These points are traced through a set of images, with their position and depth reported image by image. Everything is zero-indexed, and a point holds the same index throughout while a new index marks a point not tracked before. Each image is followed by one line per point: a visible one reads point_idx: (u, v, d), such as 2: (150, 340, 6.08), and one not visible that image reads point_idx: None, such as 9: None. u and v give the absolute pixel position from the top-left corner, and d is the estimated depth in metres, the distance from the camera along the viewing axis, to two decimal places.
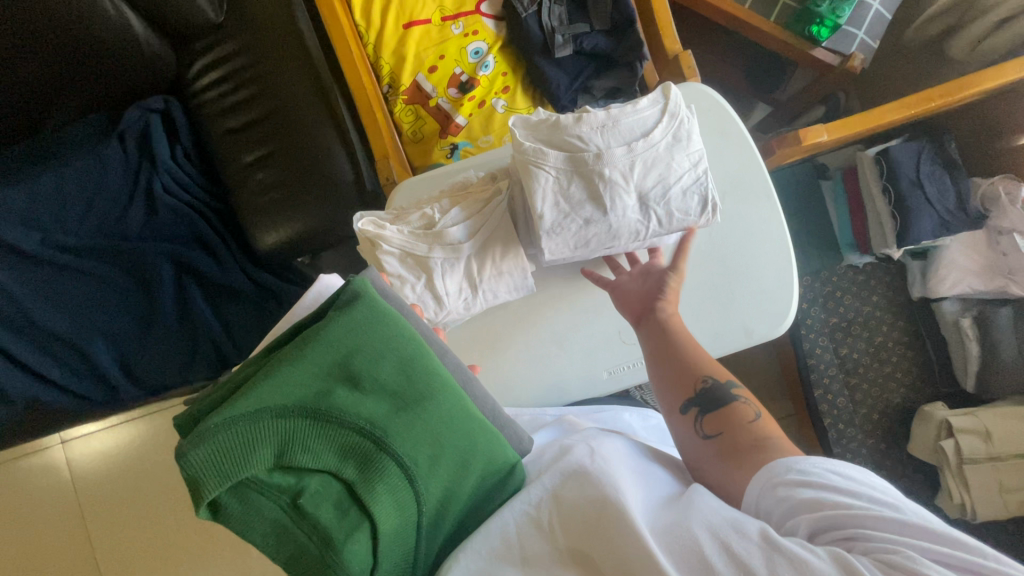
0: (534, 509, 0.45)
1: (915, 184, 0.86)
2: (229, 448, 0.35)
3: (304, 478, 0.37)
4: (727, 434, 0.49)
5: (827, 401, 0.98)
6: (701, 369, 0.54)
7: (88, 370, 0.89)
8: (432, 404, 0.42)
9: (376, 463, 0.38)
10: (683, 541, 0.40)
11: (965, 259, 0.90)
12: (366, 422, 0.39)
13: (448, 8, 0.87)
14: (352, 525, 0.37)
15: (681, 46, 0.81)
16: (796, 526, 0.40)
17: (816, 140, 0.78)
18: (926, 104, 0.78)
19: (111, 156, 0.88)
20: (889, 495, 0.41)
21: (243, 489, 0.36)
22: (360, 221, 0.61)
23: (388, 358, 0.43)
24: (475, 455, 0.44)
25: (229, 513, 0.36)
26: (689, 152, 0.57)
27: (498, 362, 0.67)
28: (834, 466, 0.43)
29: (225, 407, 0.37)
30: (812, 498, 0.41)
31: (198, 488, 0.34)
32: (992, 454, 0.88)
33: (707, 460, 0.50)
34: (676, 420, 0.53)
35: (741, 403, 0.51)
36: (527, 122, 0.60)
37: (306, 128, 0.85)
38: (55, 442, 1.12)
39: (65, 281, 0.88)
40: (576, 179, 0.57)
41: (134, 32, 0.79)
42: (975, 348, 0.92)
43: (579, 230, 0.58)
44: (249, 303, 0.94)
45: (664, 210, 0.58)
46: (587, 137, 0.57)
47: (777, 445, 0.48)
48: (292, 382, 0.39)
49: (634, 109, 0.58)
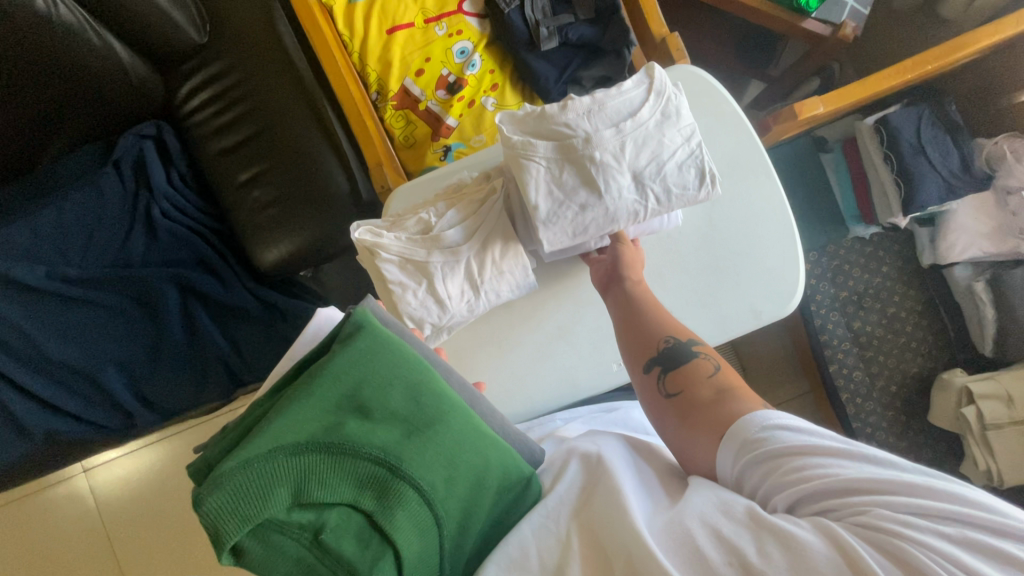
0: (552, 522, 0.44)
1: (918, 151, 0.85)
2: (245, 492, 0.35)
3: (323, 514, 0.38)
4: (687, 392, 0.52)
5: (843, 376, 0.96)
6: (662, 330, 0.57)
7: (104, 398, 0.90)
8: (444, 427, 0.43)
9: (394, 491, 0.38)
10: (676, 533, 0.39)
11: (975, 223, 0.88)
12: (381, 451, 0.39)
13: (431, 10, 0.87)
14: (375, 556, 0.37)
15: (667, 29, 0.80)
16: (775, 504, 0.41)
17: (813, 113, 0.76)
18: (922, 67, 0.76)
19: (109, 186, 0.89)
20: (843, 442, 0.41)
21: (264, 531, 0.36)
22: (358, 229, 0.60)
23: (395, 386, 0.44)
24: (491, 473, 0.44)
25: (251, 556, 0.36)
26: (680, 127, 0.57)
27: (506, 364, 0.67)
28: (784, 423, 0.43)
29: (239, 450, 0.37)
30: (777, 473, 0.41)
31: (219, 534, 0.35)
32: (1015, 419, 0.86)
33: (667, 422, 0.52)
34: (640, 380, 0.55)
35: (701, 358, 0.54)
36: (513, 116, 0.59)
37: (300, 148, 0.85)
38: (78, 471, 1.13)
39: (73, 312, 0.89)
40: (567, 166, 0.56)
41: (120, 60, 0.80)
42: (989, 313, 0.90)
43: (575, 216, 0.57)
44: (256, 321, 0.94)
45: (661, 186, 0.56)
46: (574, 123, 0.56)
47: (734, 393, 0.50)
48: (302, 419, 0.39)
49: (618, 91, 0.57)
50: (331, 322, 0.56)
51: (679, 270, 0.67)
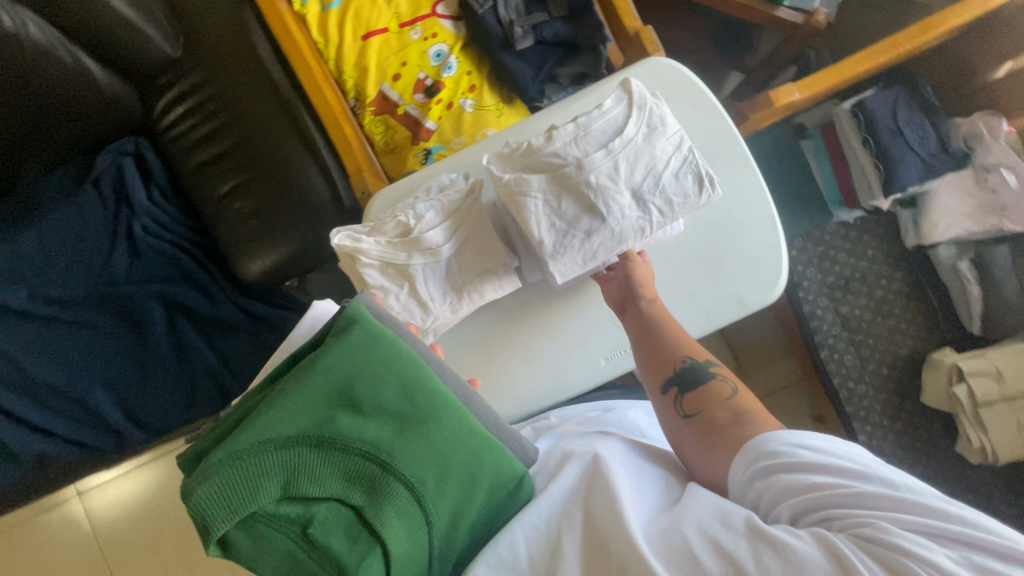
0: (544, 525, 0.44)
1: (895, 132, 0.86)
2: (234, 484, 0.36)
3: (311, 508, 0.38)
4: (704, 411, 0.52)
5: (835, 361, 0.96)
6: (677, 350, 0.57)
7: (92, 419, 0.89)
8: (436, 424, 0.43)
9: (382, 486, 0.39)
10: (673, 542, 0.39)
11: (956, 203, 0.89)
12: (371, 447, 0.40)
13: (405, 15, 0.87)
14: (362, 552, 0.37)
15: (640, 22, 0.81)
16: (779, 513, 0.41)
17: (789, 99, 0.77)
18: (894, 50, 0.77)
19: (89, 205, 0.89)
20: (860, 464, 0.41)
21: (253, 524, 0.37)
22: (337, 235, 0.60)
23: (388, 381, 0.43)
24: (484, 470, 0.44)
25: (239, 548, 0.37)
26: (668, 137, 0.58)
27: (495, 363, 0.67)
28: (803, 440, 0.43)
29: (229, 443, 0.38)
30: (787, 484, 0.41)
31: (208, 525, 0.36)
32: (1005, 395, 0.86)
33: (685, 440, 0.52)
34: (658, 402, 0.55)
35: (718, 380, 0.54)
36: (501, 155, 0.62)
37: (282, 156, 0.85)
38: (73, 494, 1.12)
39: (58, 333, 0.88)
40: (564, 196, 0.58)
41: (94, 77, 0.80)
42: (976, 291, 0.89)
43: (582, 243, 0.58)
44: (242, 334, 0.93)
45: (662, 199, 0.58)
46: (563, 152, 0.58)
47: (752, 417, 0.49)
48: (293, 413, 0.40)
49: (600, 113, 0.59)
50: (327, 316, 0.57)
51: (663, 260, 0.67)
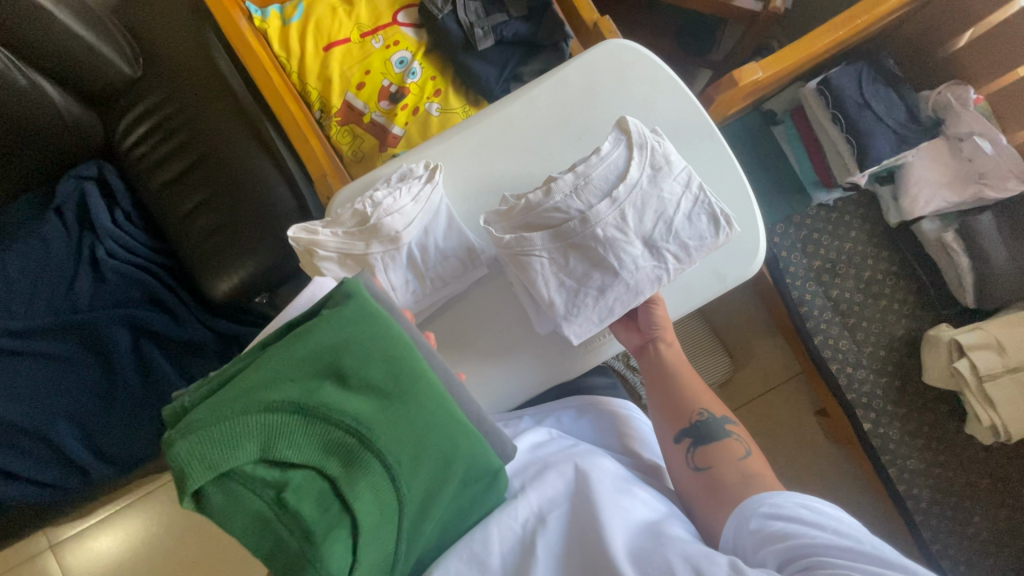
0: (519, 526, 0.44)
1: (863, 105, 0.86)
2: (214, 438, 0.33)
3: (288, 472, 0.34)
4: (715, 467, 0.54)
5: (830, 347, 0.93)
6: (695, 402, 0.60)
7: (53, 456, 0.85)
8: (419, 404, 0.39)
9: (361, 460, 0.36)
10: (655, 562, 0.41)
11: (932, 174, 0.88)
12: (354, 419, 0.36)
13: (365, 24, 0.88)
14: (334, 521, 0.33)
15: (598, 14, 0.82)
16: (765, 559, 0.43)
17: (753, 78, 0.76)
18: (852, 22, 0.77)
19: (51, 233, 0.86)
20: (858, 531, 0.43)
21: (228, 482, 0.33)
22: (292, 229, 0.58)
23: (376, 357, 0.40)
24: (459, 458, 0.41)
25: (212, 505, 0.33)
26: (674, 177, 0.57)
27: (470, 359, 0.61)
28: (806, 501, 0.46)
29: (214, 401, 0.35)
30: (779, 530, 0.44)
31: (183, 477, 0.32)
32: (1009, 366, 0.82)
33: (693, 492, 0.54)
34: (670, 448, 0.58)
35: (732, 440, 0.56)
36: (499, 214, 0.59)
37: (246, 169, 0.83)
38: (44, 546, 1.05)
39: (16, 367, 0.84)
40: (571, 253, 0.57)
41: (52, 99, 0.77)
42: (965, 261, 0.86)
43: (596, 301, 0.58)
44: (211, 354, 0.91)
45: (677, 244, 0.57)
46: (565, 206, 0.56)
47: (761, 479, 0.52)
48: (278, 379, 0.37)
49: (599, 159, 0.57)
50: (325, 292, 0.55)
51: None
